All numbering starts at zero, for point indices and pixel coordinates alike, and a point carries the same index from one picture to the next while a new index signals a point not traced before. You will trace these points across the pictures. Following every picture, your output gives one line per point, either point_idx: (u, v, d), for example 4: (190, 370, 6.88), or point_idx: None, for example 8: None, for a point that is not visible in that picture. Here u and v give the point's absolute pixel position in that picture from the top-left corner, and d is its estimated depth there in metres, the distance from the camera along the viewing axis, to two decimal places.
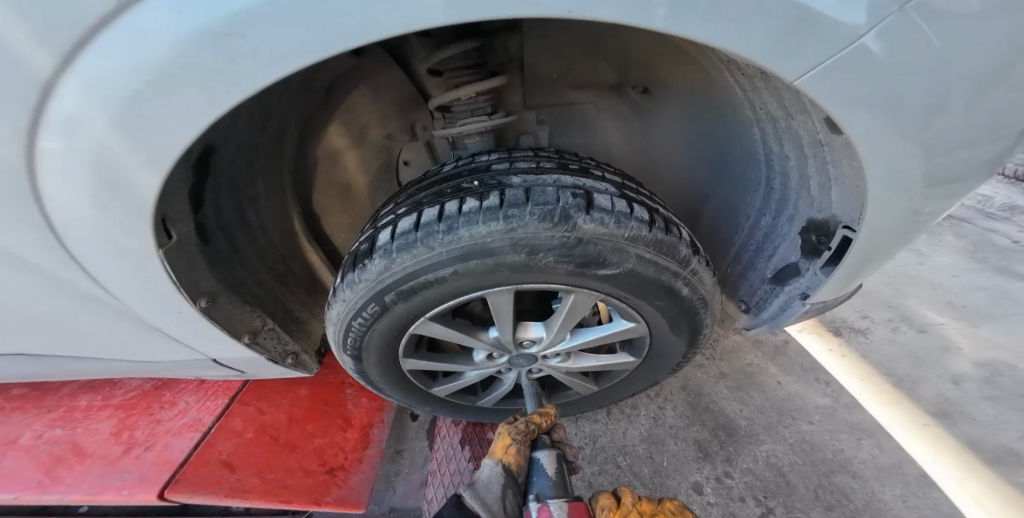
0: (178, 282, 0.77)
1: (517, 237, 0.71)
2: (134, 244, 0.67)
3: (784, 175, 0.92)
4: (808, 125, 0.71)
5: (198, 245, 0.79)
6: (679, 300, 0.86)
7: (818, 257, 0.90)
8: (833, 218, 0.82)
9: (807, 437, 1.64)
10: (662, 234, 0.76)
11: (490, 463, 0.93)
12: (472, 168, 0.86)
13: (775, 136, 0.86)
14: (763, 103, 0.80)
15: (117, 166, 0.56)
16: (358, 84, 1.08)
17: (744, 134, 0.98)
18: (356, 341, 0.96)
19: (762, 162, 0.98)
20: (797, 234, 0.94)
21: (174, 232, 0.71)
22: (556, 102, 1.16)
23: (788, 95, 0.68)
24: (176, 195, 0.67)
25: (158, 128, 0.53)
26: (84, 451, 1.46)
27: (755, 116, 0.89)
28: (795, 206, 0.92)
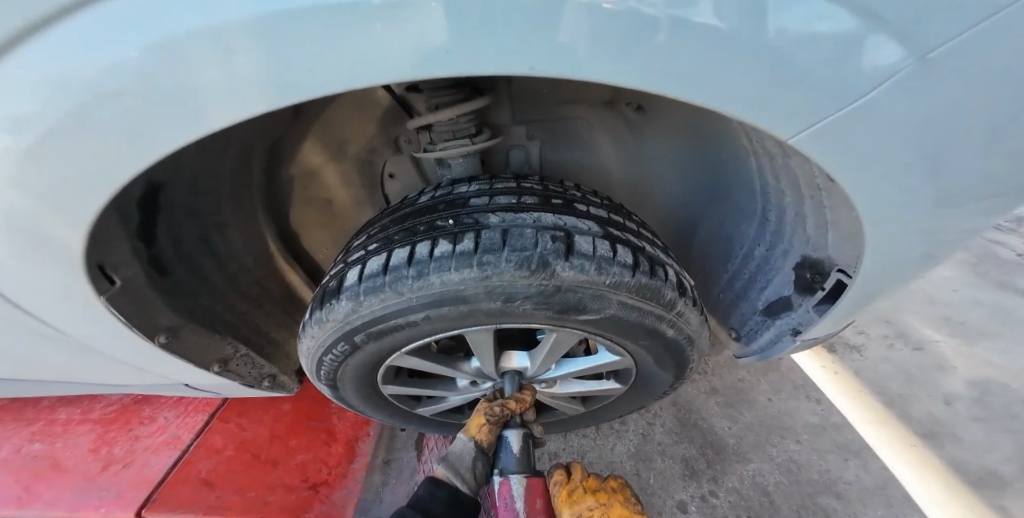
0: (129, 321, 0.73)
1: (491, 285, 0.66)
2: (72, 291, 0.63)
3: (780, 208, 0.89)
4: (805, 168, 0.68)
5: (149, 279, 0.75)
6: (664, 340, 0.83)
7: (812, 294, 0.87)
8: (828, 260, 0.80)
9: (794, 456, 1.63)
10: (647, 278, 0.72)
11: (464, 440, 0.91)
12: (450, 199, 0.82)
13: (773, 172, 0.83)
14: (759, 139, 0.76)
15: (39, 218, 0.53)
16: (332, 101, 1.02)
17: (742, 160, 0.94)
18: (329, 373, 0.92)
19: (759, 193, 0.95)
20: (790, 270, 0.91)
21: (117, 277, 0.67)
22: (546, 117, 1.12)
23: (782, 140, 0.65)
24: (114, 240, 0.63)
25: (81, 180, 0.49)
26: (63, 466, 1.42)
27: (752, 147, 0.85)
28: (792, 240, 0.89)
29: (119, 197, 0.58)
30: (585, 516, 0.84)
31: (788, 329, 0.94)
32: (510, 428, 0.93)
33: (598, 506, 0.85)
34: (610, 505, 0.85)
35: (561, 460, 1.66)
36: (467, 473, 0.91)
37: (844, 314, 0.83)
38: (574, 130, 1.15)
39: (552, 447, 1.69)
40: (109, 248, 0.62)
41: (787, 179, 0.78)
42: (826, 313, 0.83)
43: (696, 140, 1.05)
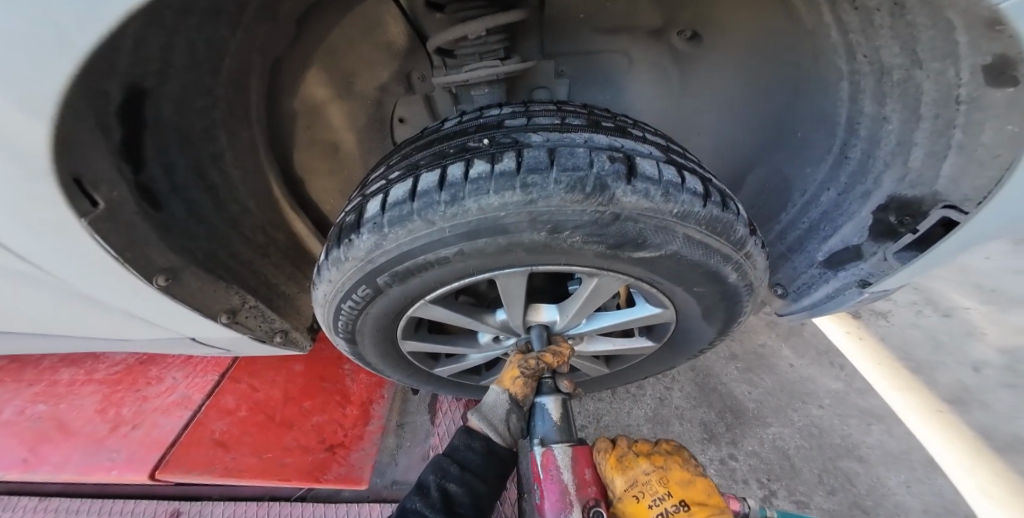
0: (123, 259, 0.65)
1: (538, 212, 0.57)
2: (48, 213, 0.54)
3: (871, 141, 0.78)
4: (943, 77, 0.59)
5: (142, 213, 0.65)
6: (722, 286, 0.74)
7: (894, 239, 0.77)
8: (931, 197, 0.70)
9: (816, 421, 1.59)
10: (717, 210, 0.63)
11: (497, 393, 0.85)
12: (481, 124, 0.71)
13: (877, 93, 0.73)
14: (876, 46, 0.67)
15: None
16: (338, 19, 0.90)
17: (823, 90, 0.83)
18: (347, 324, 0.84)
19: (838, 126, 0.83)
20: (869, 213, 0.80)
21: (99, 198, 0.57)
22: (579, 50, 1.00)
23: (927, 37, 0.57)
24: (93, 151, 0.53)
25: (23, 62, 0.39)
26: (69, 428, 1.38)
27: (849, 66, 0.75)
28: (879, 178, 0.78)
29: (92, 97, 0.48)
30: (643, 481, 0.78)
31: (855, 281, 0.84)
32: (544, 394, 0.85)
33: (656, 470, 0.79)
34: (669, 468, 0.79)
35: (577, 423, 1.62)
36: (500, 427, 0.86)
37: (925, 266, 0.74)
38: (606, 69, 1.02)
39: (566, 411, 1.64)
40: (86, 159, 0.53)
41: (899, 98, 0.69)
42: (908, 263, 0.74)
43: (764, 70, 0.93)
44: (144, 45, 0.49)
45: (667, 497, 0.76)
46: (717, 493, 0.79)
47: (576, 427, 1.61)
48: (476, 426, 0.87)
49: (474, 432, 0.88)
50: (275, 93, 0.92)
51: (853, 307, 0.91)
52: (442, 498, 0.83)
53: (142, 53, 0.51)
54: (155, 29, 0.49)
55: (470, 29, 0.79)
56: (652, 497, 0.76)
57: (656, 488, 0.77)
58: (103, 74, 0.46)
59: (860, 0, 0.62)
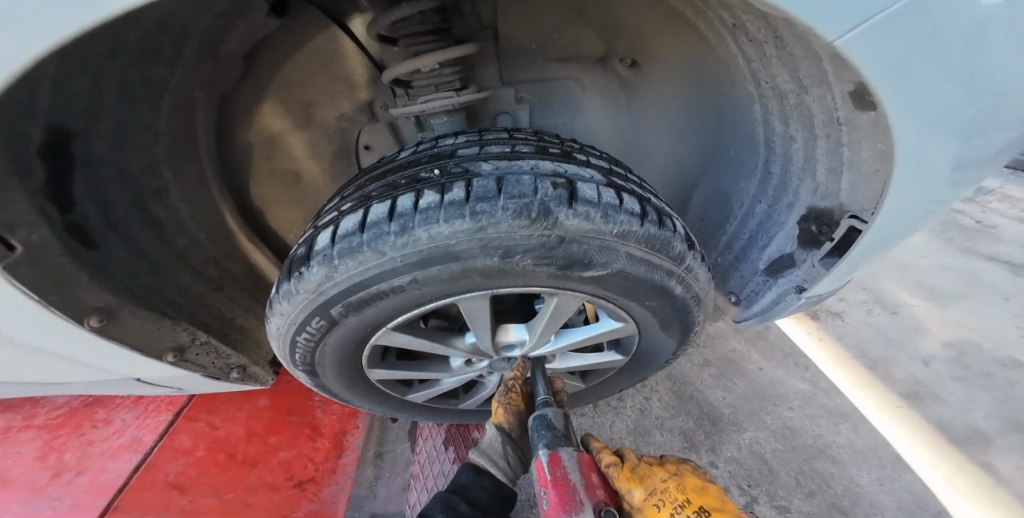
0: (46, 303, 0.62)
1: (487, 238, 0.59)
2: None
3: (786, 158, 0.83)
4: (824, 101, 0.64)
5: (71, 254, 0.64)
6: (671, 299, 0.77)
7: (818, 247, 0.83)
8: (838, 208, 0.76)
9: (788, 423, 1.62)
10: (656, 228, 0.66)
11: (489, 429, 0.94)
12: (432, 153, 0.74)
13: (782, 116, 0.78)
14: (772, 73, 0.71)
15: None
16: (291, 53, 0.91)
17: (744, 114, 0.89)
18: (305, 357, 0.83)
19: (761, 145, 0.89)
20: (795, 224, 0.87)
21: (17, 243, 0.56)
22: (535, 78, 1.04)
23: (806, 67, 0.60)
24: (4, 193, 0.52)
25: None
26: (3, 478, 1.28)
27: (757, 91, 0.80)
28: (797, 192, 0.84)
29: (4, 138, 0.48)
30: (661, 490, 0.74)
31: (792, 286, 0.91)
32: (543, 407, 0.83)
33: (671, 477, 0.75)
34: (683, 474, 0.76)
35: None
36: (500, 459, 0.92)
37: (848, 267, 0.82)
38: (561, 94, 1.06)
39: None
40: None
41: (798, 119, 0.73)
42: (833, 267, 0.81)
43: (697, 96, 0.99)
44: (62, 89, 0.50)
45: (686, 506, 0.71)
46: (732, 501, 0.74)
47: None
48: (479, 463, 0.92)
49: (480, 471, 0.91)
50: (227, 124, 0.93)
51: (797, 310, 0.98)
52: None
53: (67, 95, 0.53)
54: (76, 72, 0.50)
55: (423, 63, 0.82)
56: (669, 505, 0.71)
57: (673, 495, 0.72)
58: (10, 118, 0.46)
59: (751, 34, 0.67)
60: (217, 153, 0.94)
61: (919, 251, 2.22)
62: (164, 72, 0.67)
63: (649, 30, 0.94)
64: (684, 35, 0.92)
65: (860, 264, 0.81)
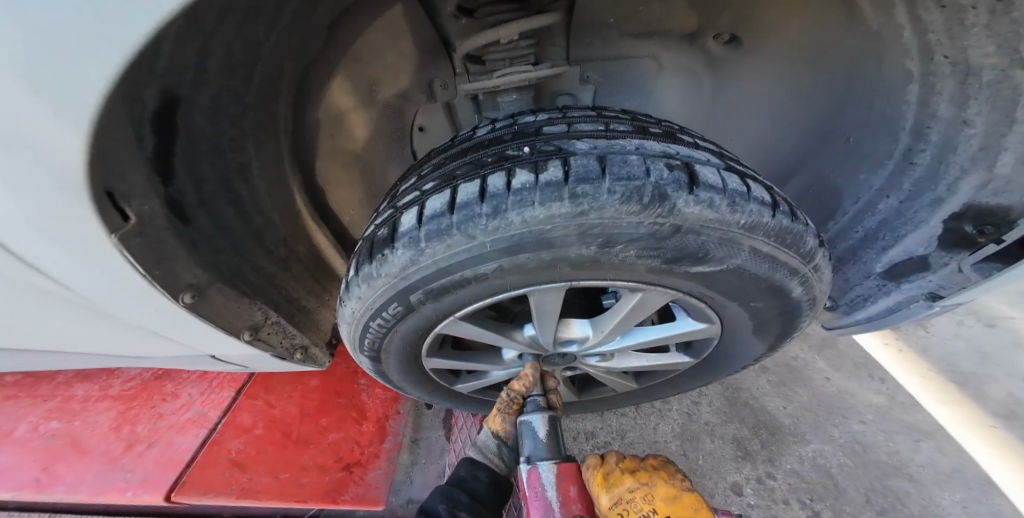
0: (149, 274, 0.65)
1: (588, 224, 0.52)
2: (85, 227, 0.56)
3: (944, 147, 0.73)
4: None
5: (172, 227, 0.65)
6: (785, 301, 0.69)
7: (971, 250, 0.75)
8: (1020, 205, 0.67)
9: (858, 437, 1.50)
10: (786, 220, 0.58)
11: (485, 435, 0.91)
12: (518, 132, 0.69)
13: (955, 95, 0.68)
14: (962, 45, 0.62)
15: (20, 122, 0.42)
16: (376, 19, 0.86)
17: (879, 97, 0.80)
18: (374, 342, 0.80)
19: (904, 132, 0.78)
20: (939, 222, 0.77)
21: (131, 213, 0.58)
22: (609, 56, 0.95)
23: None
24: (127, 163, 0.54)
25: (65, 61, 0.38)
26: (83, 446, 1.35)
27: (923, 70, 0.71)
28: (952, 187, 0.74)
29: (127, 100, 0.46)
30: (626, 499, 0.77)
31: (922, 294, 0.84)
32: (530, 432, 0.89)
33: (641, 487, 0.78)
34: (653, 484, 0.78)
35: (600, 440, 1.55)
36: (494, 457, 0.92)
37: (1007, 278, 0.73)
38: (635, 73, 0.97)
39: (587, 427, 1.57)
40: (120, 173, 0.53)
41: (988, 100, 0.65)
42: (990, 277, 0.72)
43: (816, 76, 0.88)
44: (183, 51, 0.48)
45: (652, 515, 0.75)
46: (705, 508, 0.76)
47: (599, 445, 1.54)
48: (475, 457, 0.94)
49: (476, 464, 0.93)
50: (302, 99, 0.89)
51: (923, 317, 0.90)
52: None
53: (182, 57, 0.50)
54: (199, 31, 0.47)
55: (506, 32, 0.78)
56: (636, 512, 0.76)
57: (641, 506, 0.76)
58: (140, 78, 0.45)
59: None
60: (292, 129, 0.91)
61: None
62: (263, 37, 0.66)
63: (767, 1, 0.83)
64: (808, 6, 0.82)
65: None
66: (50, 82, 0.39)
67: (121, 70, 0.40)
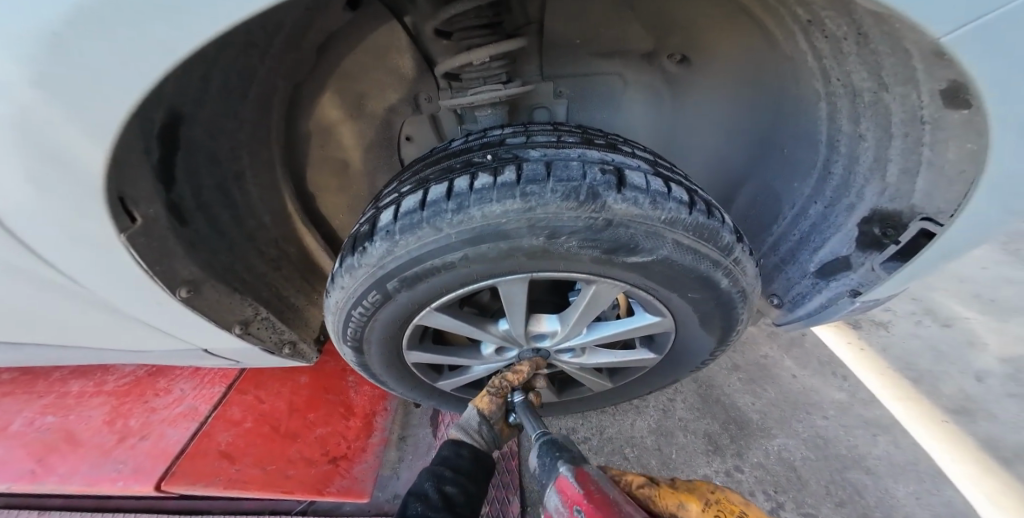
0: (150, 270, 0.72)
1: (536, 218, 0.62)
2: (94, 228, 0.63)
3: (850, 158, 0.83)
4: (907, 99, 0.65)
5: (171, 226, 0.74)
6: (717, 292, 0.78)
7: (880, 250, 0.83)
8: (909, 209, 0.76)
9: (821, 432, 1.58)
10: (703, 217, 0.68)
11: (472, 412, 0.95)
12: (485, 143, 0.78)
13: (851, 114, 0.79)
14: (846, 70, 0.73)
15: (49, 140, 0.51)
16: (357, 43, 0.97)
17: (804, 111, 0.89)
18: (355, 332, 0.88)
19: (823, 145, 0.89)
20: (855, 226, 0.87)
21: (137, 214, 0.66)
22: (576, 73, 1.06)
23: (889, 64, 0.62)
24: (135, 171, 0.62)
25: (92, 90, 0.48)
26: (76, 439, 1.40)
27: (825, 88, 0.82)
28: (860, 194, 0.84)
29: (137, 121, 0.55)
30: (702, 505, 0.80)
31: (845, 291, 0.91)
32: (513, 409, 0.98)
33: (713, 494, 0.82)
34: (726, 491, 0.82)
35: (580, 436, 1.62)
36: (476, 435, 0.95)
37: (912, 273, 0.81)
38: (606, 89, 1.08)
39: (568, 423, 1.65)
40: (128, 180, 0.62)
41: (872, 117, 0.75)
42: (896, 271, 0.80)
43: (756, 91, 0.99)
44: (182, 79, 0.58)
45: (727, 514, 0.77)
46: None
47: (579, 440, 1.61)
48: (457, 437, 0.94)
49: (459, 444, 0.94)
50: (292, 113, 1.00)
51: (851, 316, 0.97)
52: (441, 499, 0.83)
53: (187, 85, 0.60)
54: (197, 63, 0.56)
55: (477, 56, 0.87)
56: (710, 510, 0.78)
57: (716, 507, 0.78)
58: (150, 104, 0.55)
59: (829, 31, 0.68)
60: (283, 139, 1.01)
61: (985, 260, 2.03)
62: (256, 62, 0.77)
63: (706, 26, 0.95)
64: (741, 30, 0.92)
65: (928, 270, 0.79)
66: (84, 108, 0.49)
67: (137, 104, 0.50)
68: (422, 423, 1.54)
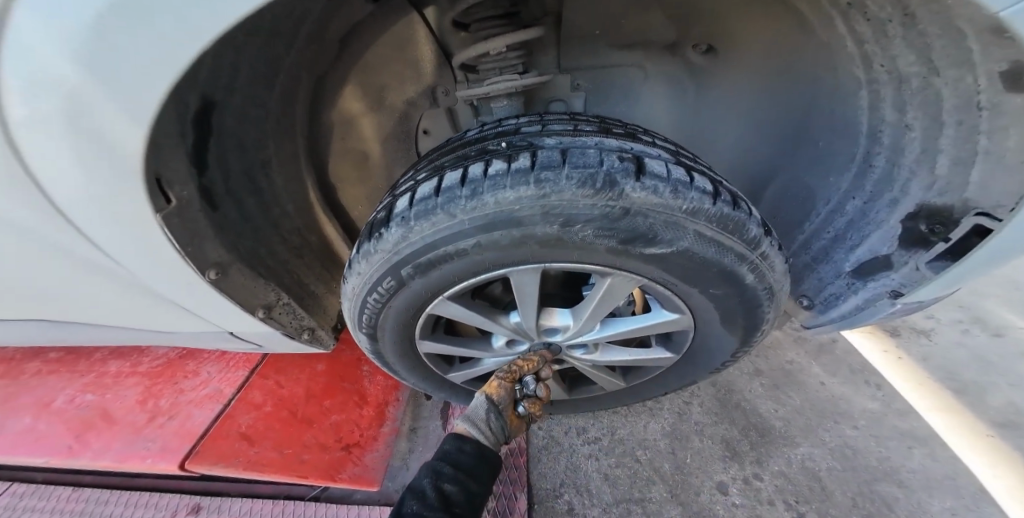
0: (183, 251, 0.75)
1: (550, 206, 0.60)
2: (133, 209, 0.65)
3: (894, 149, 0.79)
4: (961, 83, 0.61)
5: (203, 210, 0.76)
6: (741, 288, 0.75)
7: (926, 248, 0.78)
8: (960, 204, 0.71)
9: (849, 442, 1.51)
10: (728, 208, 0.65)
11: (480, 398, 0.92)
12: (501, 132, 0.77)
13: (896, 102, 0.75)
14: (891, 55, 0.69)
15: (93, 121, 0.53)
16: (377, 37, 0.97)
17: (843, 101, 0.85)
18: (371, 318, 0.89)
19: (863, 137, 0.85)
20: (897, 222, 0.82)
21: (173, 196, 0.68)
22: (596, 64, 1.04)
23: (940, 47, 0.59)
24: (171, 155, 0.64)
25: (132, 73, 0.49)
26: (112, 417, 1.46)
27: (867, 75, 0.78)
28: (905, 187, 0.80)
29: (174, 104, 0.57)
30: None
31: (885, 292, 0.86)
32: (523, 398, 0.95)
33: None
34: None
35: (591, 435, 1.60)
36: (483, 426, 0.90)
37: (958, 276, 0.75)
38: (623, 81, 1.06)
39: (578, 422, 1.63)
40: (165, 163, 0.64)
41: (920, 105, 0.71)
42: (942, 272, 0.75)
43: (787, 83, 0.95)
44: (217, 65, 0.59)
45: None
46: None
47: (589, 440, 1.59)
48: (463, 430, 0.89)
49: (464, 438, 0.88)
50: (319, 103, 1.02)
51: (889, 319, 0.92)
52: (439, 497, 0.78)
53: (219, 70, 0.61)
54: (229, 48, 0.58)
55: (494, 45, 0.87)
56: None
57: None
58: (186, 88, 0.56)
59: (871, 13, 0.65)
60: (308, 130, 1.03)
61: None
62: (282, 53, 0.78)
63: (736, 16, 0.92)
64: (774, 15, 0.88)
65: (978, 274, 0.73)
66: (124, 90, 0.51)
67: (173, 86, 0.51)
68: (432, 416, 1.55)
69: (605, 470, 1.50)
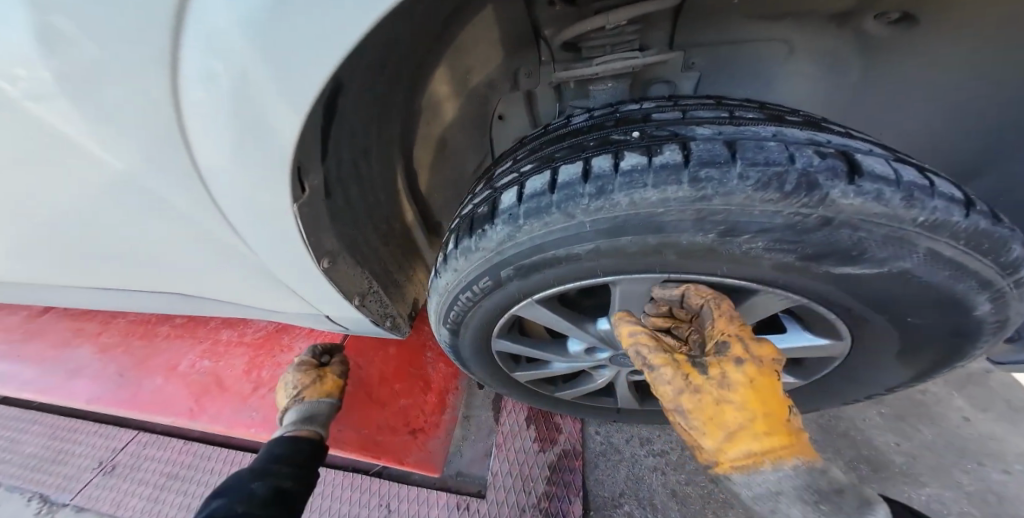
0: (304, 236, 0.77)
1: (710, 210, 0.49)
2: (275, 198, 0.69)
3: None
4: None
5: (313, 197, 0.73)
6: (962, 319, 0.60)
7: None
8: None
9: (995, 488, 1.25)
10: (984, 222, 0.50)
11: None
12: (616, 122, 0.67)
13: None
14: None
15: (257, 105, 0.55)
16: (473, 15, 0.86)
17: None
18: (457, 316, 0.82)
19: None
20: None
21: (307, 185, 0.71)
22: (726, 40, 0.86)
23: None
24: (311, 144, 0.65)
25: (303, 53, 0.49)
26: (224, 384, 1.57)
27: None
28: None
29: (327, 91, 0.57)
30: None
31: None
32: None
33: None
34: None
35: (656, 448, 1.45)
36: None
37: None
38: (759, 58, 0.87)
39: (642, 432, 1.49)
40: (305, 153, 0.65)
41: None
42: None
43: None
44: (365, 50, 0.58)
45: None
46: None
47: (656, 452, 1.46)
48: None
49: None
50: (416, 84, 0.93)
51: None
52: None
53: (361, 56, 0.60)
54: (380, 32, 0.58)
55: (614, 18, 0.74)
56: None
57: None
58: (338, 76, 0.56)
59: None
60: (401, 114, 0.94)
61: None
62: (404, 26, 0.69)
63: None
64: None
65: None
66: (291, 73, 0.51)
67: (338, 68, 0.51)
68: (484, 406, 1.58)
69: (673, 485, 1.36)
